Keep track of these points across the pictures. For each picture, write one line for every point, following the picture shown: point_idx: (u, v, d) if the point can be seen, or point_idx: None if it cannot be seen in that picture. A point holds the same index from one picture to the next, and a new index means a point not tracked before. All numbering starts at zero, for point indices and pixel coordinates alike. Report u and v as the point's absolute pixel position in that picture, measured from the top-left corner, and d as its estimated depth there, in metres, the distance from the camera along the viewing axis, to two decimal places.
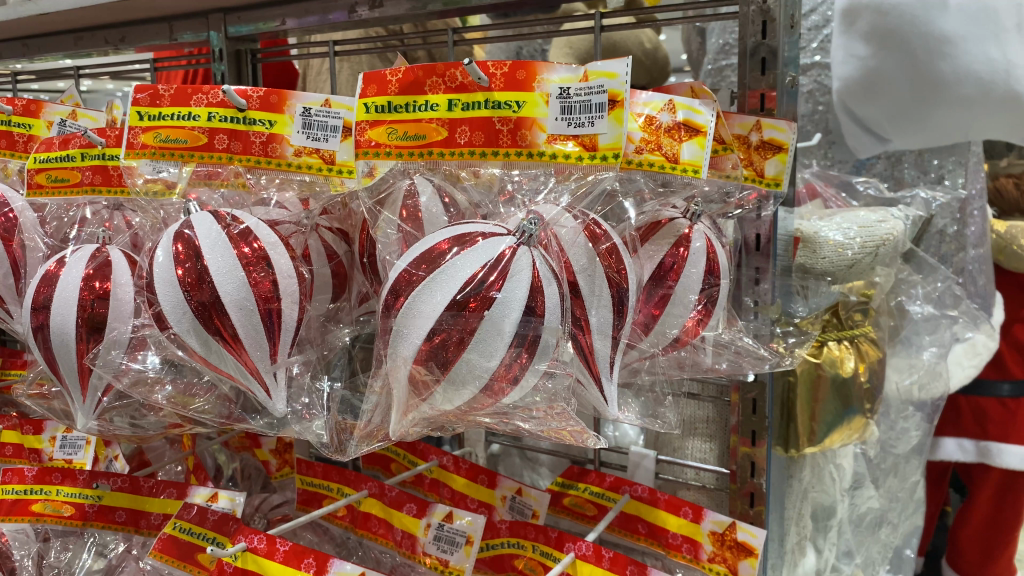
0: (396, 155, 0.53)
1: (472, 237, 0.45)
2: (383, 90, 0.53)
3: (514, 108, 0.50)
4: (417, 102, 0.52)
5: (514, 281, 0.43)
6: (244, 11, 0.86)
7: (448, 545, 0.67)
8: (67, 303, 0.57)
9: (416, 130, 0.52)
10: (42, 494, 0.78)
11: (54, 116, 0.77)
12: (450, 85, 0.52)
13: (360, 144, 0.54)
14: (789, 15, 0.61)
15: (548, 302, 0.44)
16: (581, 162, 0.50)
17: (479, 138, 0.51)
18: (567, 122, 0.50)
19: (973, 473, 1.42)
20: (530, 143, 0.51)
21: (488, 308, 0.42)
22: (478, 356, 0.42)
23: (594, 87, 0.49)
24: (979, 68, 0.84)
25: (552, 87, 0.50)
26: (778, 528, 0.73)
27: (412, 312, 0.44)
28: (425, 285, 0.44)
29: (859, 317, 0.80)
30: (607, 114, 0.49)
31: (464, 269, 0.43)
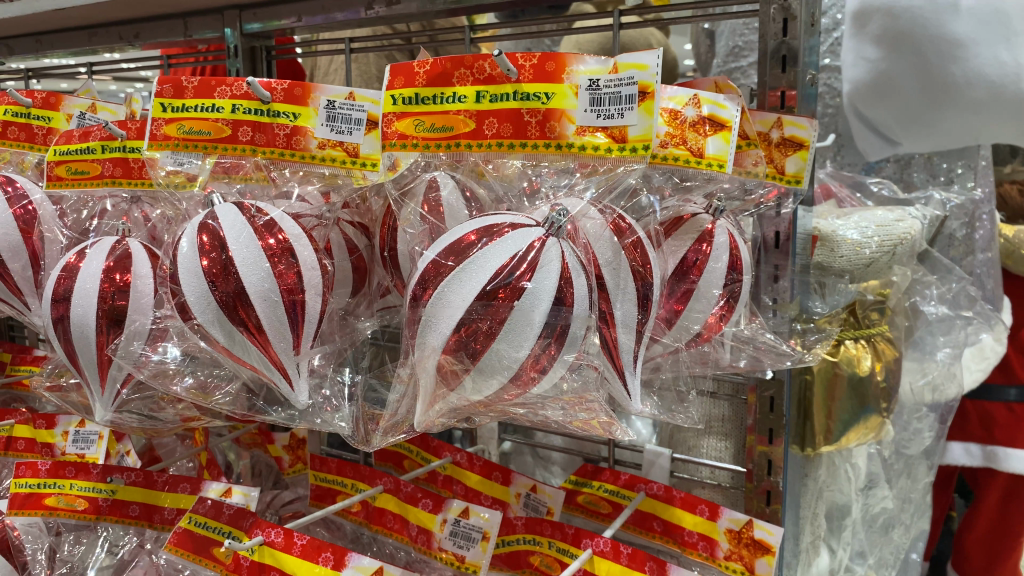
0: (423, 147, 0.53)
1: (500, 228, 0.46)
2: (410, 81, 0.53)
3: (543, 100, 0.51)
4: (445, 94, 0.53)
5: (543, 272, 0.43)
6: (258, 8, 0.86)
7: (464, 541, 0.67)
8: (87, 296, 0.57)
9: (444, 122, 0.53)
10: (55, 489, 0.77)
11: (74, 109, 0.79)
12: (478, 76, 0.52)
13: (386, 136, 0.54)
14: (809, 14, 0.61)
15: (577, 293, 0.44)
16: (609, 153, 0.50)
17: (507, 129, 0.51)
18: (596, 114, 0.50)
19: (979, 477, 1.42)
20: (559, 134, 0.51)
21: (517, 297, 0.42)
22: (506, 346, 0.43)
23: (624, 79, 0.49)
24: (990, 72, 0.83)
25: (581, 79, 0.50)
26: (794, 527, 0.72)
27: (442, 302, 0.44)
28: (455, 275, 0.44)
29: (874, 316, 0.81)
30: (637, 105, 0.49)
31: (493, 259, 0.44)
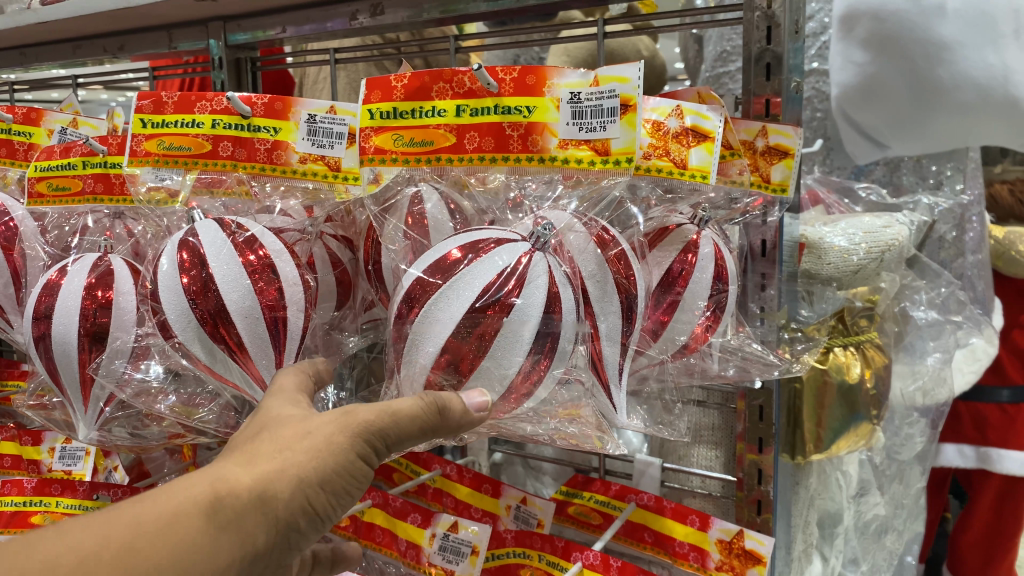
0: (403, 161, 0.53)
1: (484, 244, 0.45)
2: (389, 96, 0.53)
3: (524, 113, 0.50)
4: (424, 108, 0.52)
5: (531, 286, 0.43)
6: (243, 19, 0.86)
7: (453, 556, 0.68)
8: (68, 313, 0.56)
9: (423, 136, 0.52)
10: (41, 506, 0.76)
11: (55, 124, 0.77)
12: (458, 90, 0.52)
13: (364, 151, 0.53)
14: (794, 21, 0.61)
15: (564, 307, 0.44)
16: (593, 166, 0.50)
17: (489, 143, 0.51)
18: (578, 127, 0.50)
19: (973, 478, 1.41)
20: (541, 148, 0.51)
21: (508, 313, 0.42)
22: (492, 364, 0.43)
23: (606, 92, 0.49)
24: (977, 74, 0.83)
25: (562, 92, 0.50)
26: (785, 536, 0.72)
27: (429, 320, 0.43)
28: (442, 292, 0.43)
29: (863, 323, 0.81)
30: (620, 118, 0.49)
31: (479, 277, 0.43)
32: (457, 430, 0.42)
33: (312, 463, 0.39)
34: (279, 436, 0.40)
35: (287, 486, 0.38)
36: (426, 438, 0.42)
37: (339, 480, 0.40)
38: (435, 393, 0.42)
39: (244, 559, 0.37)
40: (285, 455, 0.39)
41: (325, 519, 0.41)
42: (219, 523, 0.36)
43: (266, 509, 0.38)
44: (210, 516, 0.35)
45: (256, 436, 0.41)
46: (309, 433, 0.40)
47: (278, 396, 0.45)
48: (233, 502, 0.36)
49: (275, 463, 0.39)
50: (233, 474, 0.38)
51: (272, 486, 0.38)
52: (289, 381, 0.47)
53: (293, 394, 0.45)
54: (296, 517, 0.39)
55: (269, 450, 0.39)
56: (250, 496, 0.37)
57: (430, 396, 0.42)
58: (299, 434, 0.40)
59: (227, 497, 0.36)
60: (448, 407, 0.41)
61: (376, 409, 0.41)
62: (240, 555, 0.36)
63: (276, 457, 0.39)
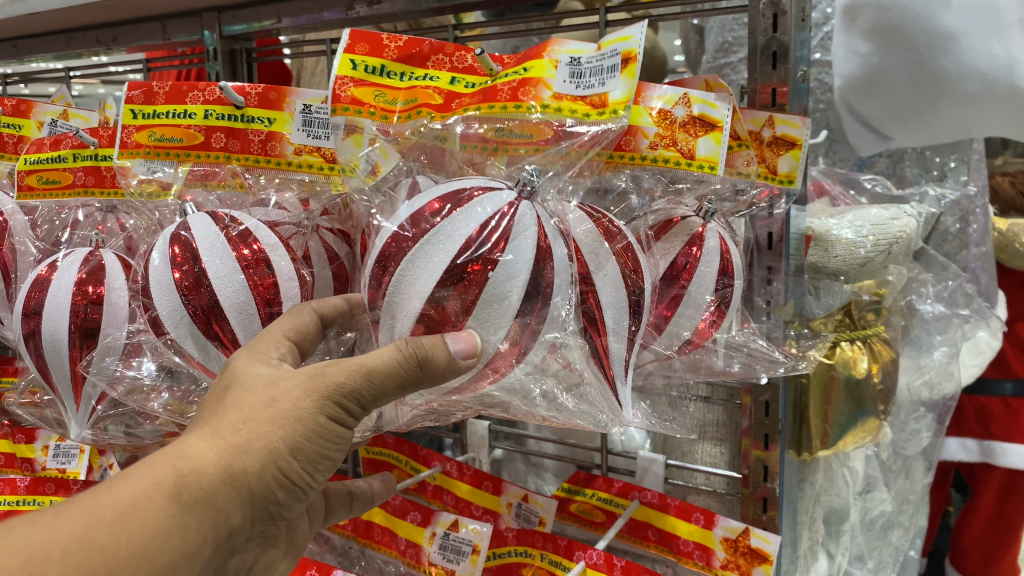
0: (380, 116, 0.53)
1: (468, 192, 0.43)
2: (378, 53, 0.54)
3: (521, 71, 0.50)
4: (416, 73, 0.54)
5: (518, 242, 0.41)
6: (237, 10, 0.84)
7: (454, 555, 0.67)
8: (58, 309, 0.55)
9: (410, 95, 0.53)
10: (34, 505, 0.80)
11: (44, 116, 0.77)
12: (456, 65, 0.54)
13: (338, 99, 0.54)
14: (800, 9, 0.59)
15: (555, 263, 0.43)
16: (587, 119, 0.49)
17: (476, 97, 0.51)
18: (575, 86, 0.50)
19: (976, 472, 1.37)
20: (532, 98, 0.49)
21: (494, 269, 0.41)
22: (480, 328, 0.41)
23: (607, 53, 0.49)
24: (982, 65, 0.77)
25: (562, 56, 0.50)
26: (790, 533, 0.71)
27: (406, 280, 0.41)
28: (418, 250, 0.41)
29: (870, 317, 0.79)
30: (619, 73, 0.49)
31: (460, 229, 0.41)
32: (440, 379, 0.40)
33: (280, 432, 0.39)
34: (244, 404, 0.40)
35: (256, 459, 0.38)
36: (406, 392, 0.40)
37: (312, 444, 0.40)
38: (415, 344, 0.39)
39: (214, 537, 0.38)
40: (252, 425, 0.39)
41: (302, 484, 0.41)
42: (185, 504, 0.36)
43: (235, 483, 0.38)
44: (173, 497, 0.36)
45: (220, 403, 0.40)
46: (274, 400, 0.40)
47: (246, 353, 0.43)
48: (197, 482, 0.37)
49: (240, 436, 0.39)
50: (196, 450, 0.38)
51: (240, 460, 0.38)
52: (268, 332, 0.45)
53: (263, 348, 0.44)
54: (269, 488, 0.40)
55: (234, 420, 0.39)
56: (215, 474, 0.37)
57: (410, 347, 0.39)
58: (264, 401, 0.40)
59: (191, 476, 0.37)
60: (426, 358, 0.39)
61: (346, 369, 0.40)
62: (210, 533, 0.37)
63: (241, 429, 0.39)
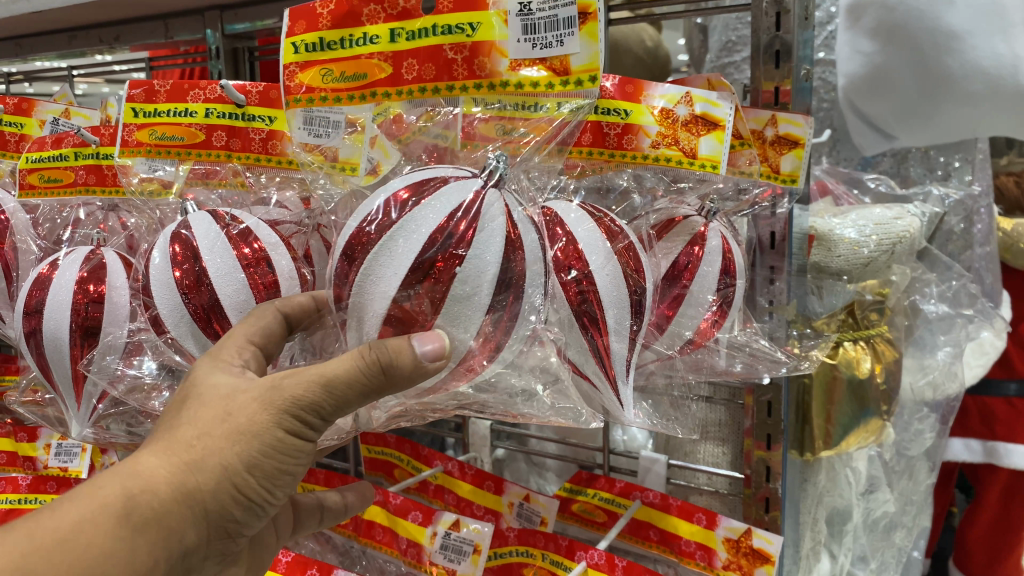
0: (333, 98, 0.49)
1: (433, 184, 0.41)
2: (314, 25, 0.49)
3: (467, 31, 0.46)
4: (355, 35, 0.48)
5: (487, 235, 0.39)
6: (241, 8, 0.84)
7: (455, 555, 0.66)
8: (59, 308, 0.55)
9: (356, 69, 0.48)
10: (35, 504, 0.80)
11: (46, 114, 0.77)
12: (391, 12, 0.47)
13: (290, 89, 0.50)
14: (803, 7, 0.59)
15: (525, 254, 0.41)
16: (551, 88, 0.46)
17: (429, 71, 0.47)
18: (531, 44, 0.46)
19: (980, 473, 1.36)
20: (491, 71, 0.46)
21: (461, 264, 0.38)
22: (449, 326, 0.39)
23: (560, 0, 0.44)
24: (987, 65, 0.76)
25: (508, 4, 0.45)
26: (792, 534, 0.70)
27: (370, 277, 0.39)
28: (381, 246, 0.39)
29: (874, 317, 0.78)
30: (577, 30, 0.45)
31: (426, 222, 0.39)
32: (409, 384, 0.37)
33: (235, 450, 0.39)
34: (200, 419, 0.40)
35: (208, 476, 0.39)
36: (370, 399, 0.38)
37: (269, 459, 0.40)
38: (378, 350, 0.37)
39: (167, 553, 0.38)
40: (205, 441, 0.39)
41: (262, 497, 0.42)
42: (133, 524, 0.37)
43: (188, 501, 0.39)
44: (121, 518, 0.36)
45: (177, 416, 0.40)
46: (230, 415, 0.39)
47: (209, 360, 0.43)
48: (147, 502, 0.37)
49: (193, 454, 0.39)
50: (147, 468, 0.38)
51: (193, 478, 0.39)
52: (231, 336, 0.44)
53: (227, 354, 0.43)
54: (224, 505, 0.40)
55: (189, 436, 0.39)
56: (165, 494, 0.38)
57: (371, 354, 0.37)
58: (220, 415, 0.39)
59: (140, 496, 0.37)
60: (390, 363, 0.37)
61: (304, 381, 0.39)
62: (162, 551, 0.38)
63: (194, 445, 0.39)
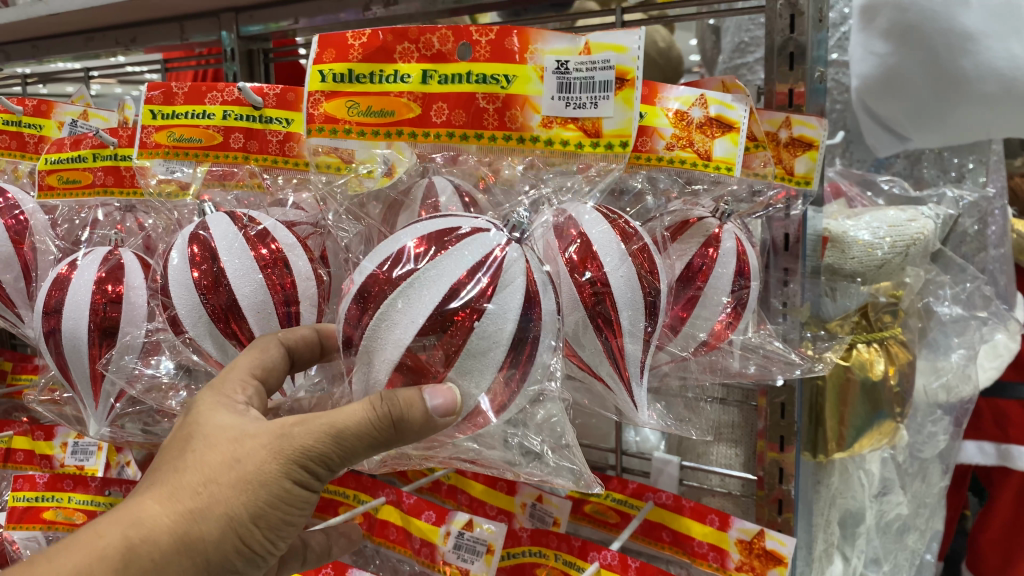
0: (356, 132, 0.51)
1: (453, 235, 0.42)
2: (344, 57, 0.50)
3: (503, 84, 0.49)
4: (386, 72, 0.50)
5: (507, 291, 0.40)
6: (255, 10, 0.84)
7: (469, 554, 0.67)
8: (78, 308, 0.55)
9: (383, 105, 0.50)
10: (53, 502, 0.80)
11: (65, 116, 0.77)
12: (424, 52, 0.50)
13: (312, 118, 0.51)
14: (817, 9, 0.59)
15: (542, 304, 0.42)
16: (581, 147, 0.50)
17: (459, 117, 0.50)
18: (563, 103, 0.49)
19: (992, 474, 1.18)
20: (521, 125, 0.50)
21: (479, 320, 0.39)
22: (461, 379, 0.40)
23: (598, 63, 0.48)
24: (1002, 65, 0.76)
25: (546, 60, 0.49)
26: (805, 536, 0.71)
27: (386, 321, 0.40)
28: (400, 291, 0.40)
29: (888, 318, 0.79)
30: (614, 95, 0.48)
31: (447, 275, 0.40)
32: (418, 436, 0.39)
33: (241, 498, 0.40)
34: (206, 464, 0.40)
35: (212, 525, 0.39)
36: (377, 451, 0.40)
37: (272, 508, 0.40)
38: (388, 403, 0.38)
39: None
40: (211, 489, 0.39)
41: (264, 547, 0.42)
42: None
43: (190, 551, 0.39)
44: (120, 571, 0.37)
45: (182, 459, 0.41)
46: (237, 462, 0.40)
47: (213, 397, 0.44)
48: (147, 552, 0.38)
49: (198, 501, 0.39)
50: (151, 516, 0.39)
51: (196, 528, 0.39)
52: (234, 370, 0.46)
53: (229, 392, 0.44)
54: (227, 555, 0.40)
55: (194, 482, 0.40)
56: (167, 543, 0.38)
57: (381, 407, 0.38)
58: (228, 462, 0.40)
59: (141, 546, 0.38)
60: (402, 417, 0.38)
61: (315, 431, 0.40)
62: None
63: (200, 493, 0.39)
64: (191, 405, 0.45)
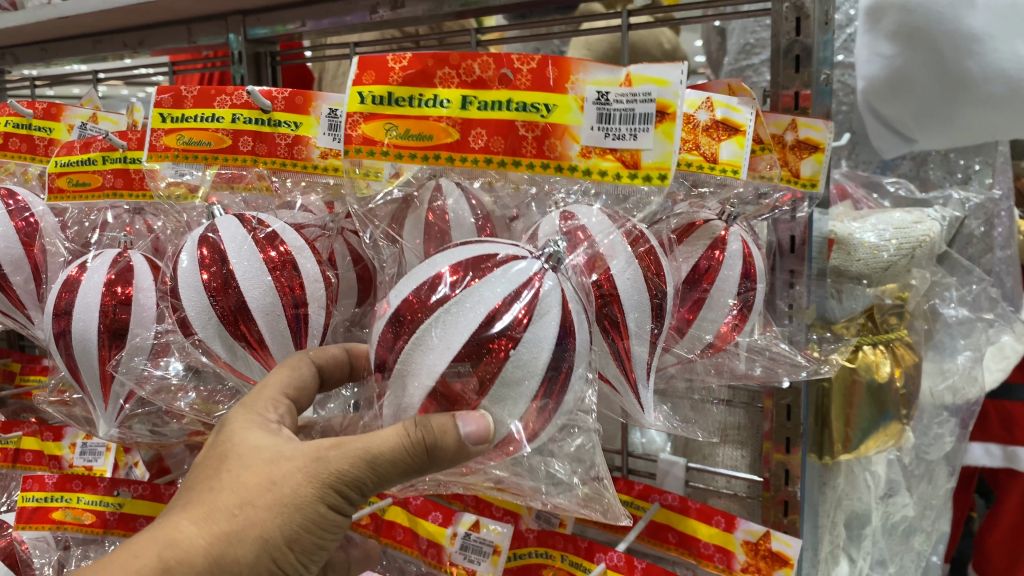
0: (393, 154, 0.51)
1: (490, 261, 0.42)
2: (383, 79, 0.51)
3: (544, 112, 0.50)
4: (426, 96, 0.51)
5: (542, 320, 0.40)
6: (263, 13, 0.84)
7: (475, 555, 0.67)
8: (88, 310, 0.56)
9: (422, 129, 0.51)
10: (62, 502, 0.80)
11: (75, 119, 0.79)
12: (465, 78, 0.50)
13: (350, 140, 0.52)
14: (823, 11, 0.59)
15: (575, 335, 0.42)
16: (617, 179, 0.49)
17: (498, 143, 0.51)
18: (602, 133, 0.49)
19: (999, 477, 1.17)
20: (560, 154, 0.50)
21: (515, 347, 0.39)
22: (493, 407, 0.40)
23: (640, 95, 0.48)
24: (1008, 67, 0.76)
25: (587, 91, 0.49)
26: (812, 537, 0.71)
27: (420, 347, 0.40)
28: (437, 318, 0.40)
29: (893, 320, 0.79)
30: (654, 127, 0.48)
31: (483, 305, 0.40)
32: (451, 461, 0.39)
33: (277, 520, 0.40)
34: (243, 486, 0.41)
35: (248, 547, 0.40)
36: (411, 476, 0.40)
37: (307, 531, 0.41)
38: (423, 429, 0.39)
39: None
40: (248, 511, 0.40)
41: (295, 569, 0.42)
42: None
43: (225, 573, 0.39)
44: None
45: (218, 480, 0.41)
46: (273, 485, 0.41)
47: (245, 415, 0.45)
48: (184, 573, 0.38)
49: (235, 523, 0.40)
50: (188, 537, 0.39)
51: (232, 550, 0.39)
52: (266, 389, 0.46)
53: (262, 411, 0.45)
54: None
55: (230, 503, 0.40)
56: (204, 565, 0.39)
57: (415, 433, 0.39)
58: (264, 484, 0.41)
59: (177, 567, 0.38)
60: (435, 444, 0.38)
61: (350, 456, 0.40)
62: None
63: (236, 515, 0.40)
64: (222, 423, 0.45)
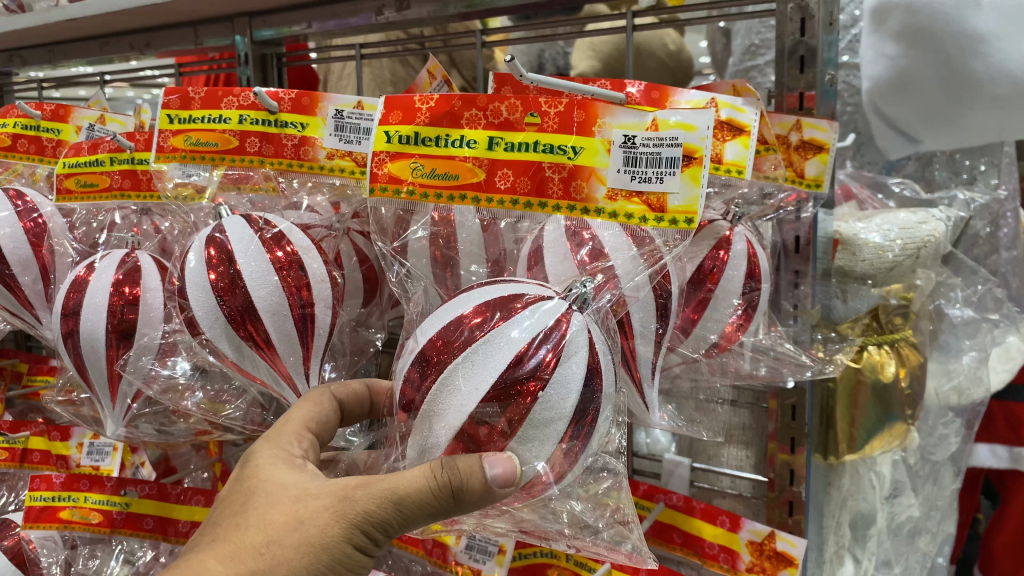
0: (421, 193, 0.51)
1: (516, 303, 0.42)
2: (410, 119, 0.52)
3: (570, 155, 0.48)
4: (452, 136, 0.51)
5: (568, 360, 0.40)
6: (269, 15, 0.85)
7: (480, 555, 0.68)
8: (96, 309, 0.56)
9: (448, 168, 0.51)
10: (70, 501, 0.81)
11: (83, 120, 0.80)
12: (492, 120, 0.50)
13: (376, 177, 0.52)
14: (829, 13, 0.59)
15: (601, 375, 0.42)
16: (646, 223, 0.47)
17: (523, 184, 0.49)
18: (629, 176, 0.47)
19: (1006, 479, 1.16)
20: (587, 196, 0.48)
21: (543, 389, 0.39)
22: (520, 447, 0.40)
23: (666, 139, 0.46)
24: (1014, 67, 0.76)
25: (614, 134, 0.47)
26: (816, 538, 0.71)
27: (447, 388, 0.40)
28: (464, 359, 0.40)
29: (898, 321, 0.79)
30: (680, 171, 0.45)
31: (510, 348, 0.40)
32: (477, 505, 0.39)
33: (302, 560, 0.40)
34: (271, 526, 0.41)
35: None
36: (436, 518, 0.40)
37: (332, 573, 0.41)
38: (447, 472, 0.38)
39: None
40: (274, 550, 0.40)
41: None
42: None
43: None
44: None
45: (247, 518, 0.42)
46: (300, 524, 0.41)
47: (271, 450, 0.46)
48: None
49: (260, 562, 0.40)
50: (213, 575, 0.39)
51: None
52: (290, 423, 0.49)
53: (287, 445, 0.47)
54: None
55: (256, 542, 0.40)
56: None
57: (441, 476, 0.38)
58: (291, 524, 0.41)
59: None
60: (461, 487, 0.38)
61: (376, 496, 0.40)
62: None
63: (263, 554, 0.40)
64: (248, 457, 0.47)
